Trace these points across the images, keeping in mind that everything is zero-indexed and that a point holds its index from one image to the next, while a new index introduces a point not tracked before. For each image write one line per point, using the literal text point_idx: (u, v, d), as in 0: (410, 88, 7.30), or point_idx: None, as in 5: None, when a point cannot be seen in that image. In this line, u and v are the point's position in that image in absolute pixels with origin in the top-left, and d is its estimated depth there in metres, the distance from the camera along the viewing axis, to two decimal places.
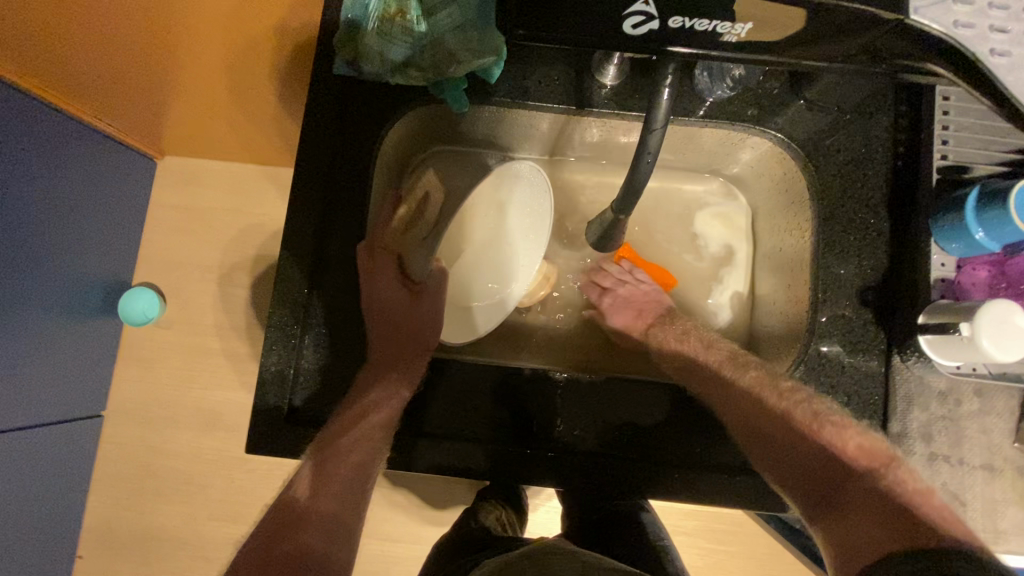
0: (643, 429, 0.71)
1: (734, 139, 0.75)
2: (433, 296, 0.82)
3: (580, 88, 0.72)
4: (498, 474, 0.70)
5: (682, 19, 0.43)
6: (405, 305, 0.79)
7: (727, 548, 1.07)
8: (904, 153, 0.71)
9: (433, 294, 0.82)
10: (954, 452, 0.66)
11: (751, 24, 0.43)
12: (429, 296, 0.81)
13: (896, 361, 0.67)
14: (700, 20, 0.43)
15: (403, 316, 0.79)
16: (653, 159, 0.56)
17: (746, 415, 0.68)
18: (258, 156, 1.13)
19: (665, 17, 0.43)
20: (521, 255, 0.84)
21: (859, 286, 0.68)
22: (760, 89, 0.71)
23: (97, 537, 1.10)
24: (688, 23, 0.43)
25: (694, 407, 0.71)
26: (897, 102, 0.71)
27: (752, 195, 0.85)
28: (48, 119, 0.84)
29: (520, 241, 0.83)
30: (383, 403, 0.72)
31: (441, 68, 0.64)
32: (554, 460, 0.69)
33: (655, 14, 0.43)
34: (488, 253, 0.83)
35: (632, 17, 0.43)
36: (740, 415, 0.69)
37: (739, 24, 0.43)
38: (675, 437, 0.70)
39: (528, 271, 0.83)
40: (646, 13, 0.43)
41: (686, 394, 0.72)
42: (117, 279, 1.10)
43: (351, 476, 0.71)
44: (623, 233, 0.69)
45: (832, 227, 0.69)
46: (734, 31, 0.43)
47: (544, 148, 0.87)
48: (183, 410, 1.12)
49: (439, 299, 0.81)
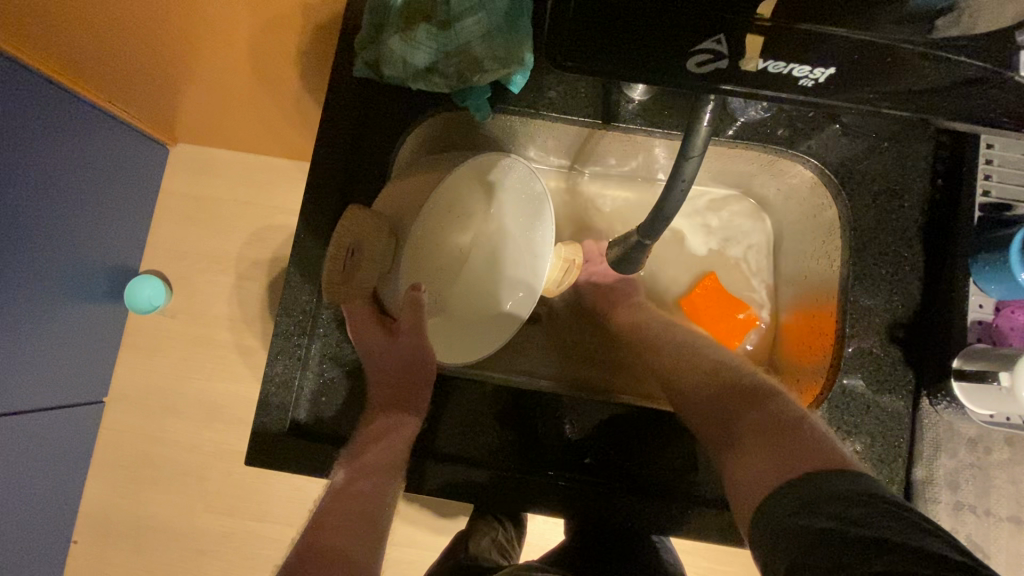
0: (642, 455, 0.72)
1: (764, 160, 0.72)
2: (412, 330, 0.67)
3: (608, 101, 0.70)
4: (501, 496, 0.70)
5: (755, 61, 0.39)
6: (382, 347, 0.68)
7: (727, 570, 1.05)
8: (943, 185, 0.68)
9: (414, 330, 0.67)
10: (981, 502, 0.63)
11: (832, 69, 0.39)
12: (407, 332, 0.68)
13: (925, 404, 0.64)
14: (775, 62, 0.39)
15: (383, 357, 0.69)
16: (686, 186, 0.53)
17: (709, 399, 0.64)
18: (271, 148, 1.11)
19: (735, 58, 0.39)
20: (522, 248, 0.78)
21: (888, 322, 0.66)
22: (795, 110, 0.68)
23: (93, 523, 1.09)
24: (760, 65, 0.40)
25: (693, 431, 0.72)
26: (938, 131, 0.68)
27: (778, 219, 0.82)
28: (63, 103, 0.83)
29: (522, 238, 0.78)
30: (401, 424, 0.69)
31: (467, 77, 0.61)
32: (560, 486, 0.70)
33: (724, 53, 0.39)
34: (489, 263, 0.79)
35: (698, 55, 0.39)
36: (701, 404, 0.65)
37: (819, 67, 0.39)
38: (675, 467, 0.71)
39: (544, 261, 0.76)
40: (715, 51, 0.39)
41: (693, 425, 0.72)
42: (124, 266, 1.08)
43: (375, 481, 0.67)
44: (644, 256, 0.67)
45: (863, 259, 0.66)
46: (813, 75, 0.39)
47: (566, 158, 0.84)
48: (185, 401, 1.11)
49: (419, 329, 0.67)
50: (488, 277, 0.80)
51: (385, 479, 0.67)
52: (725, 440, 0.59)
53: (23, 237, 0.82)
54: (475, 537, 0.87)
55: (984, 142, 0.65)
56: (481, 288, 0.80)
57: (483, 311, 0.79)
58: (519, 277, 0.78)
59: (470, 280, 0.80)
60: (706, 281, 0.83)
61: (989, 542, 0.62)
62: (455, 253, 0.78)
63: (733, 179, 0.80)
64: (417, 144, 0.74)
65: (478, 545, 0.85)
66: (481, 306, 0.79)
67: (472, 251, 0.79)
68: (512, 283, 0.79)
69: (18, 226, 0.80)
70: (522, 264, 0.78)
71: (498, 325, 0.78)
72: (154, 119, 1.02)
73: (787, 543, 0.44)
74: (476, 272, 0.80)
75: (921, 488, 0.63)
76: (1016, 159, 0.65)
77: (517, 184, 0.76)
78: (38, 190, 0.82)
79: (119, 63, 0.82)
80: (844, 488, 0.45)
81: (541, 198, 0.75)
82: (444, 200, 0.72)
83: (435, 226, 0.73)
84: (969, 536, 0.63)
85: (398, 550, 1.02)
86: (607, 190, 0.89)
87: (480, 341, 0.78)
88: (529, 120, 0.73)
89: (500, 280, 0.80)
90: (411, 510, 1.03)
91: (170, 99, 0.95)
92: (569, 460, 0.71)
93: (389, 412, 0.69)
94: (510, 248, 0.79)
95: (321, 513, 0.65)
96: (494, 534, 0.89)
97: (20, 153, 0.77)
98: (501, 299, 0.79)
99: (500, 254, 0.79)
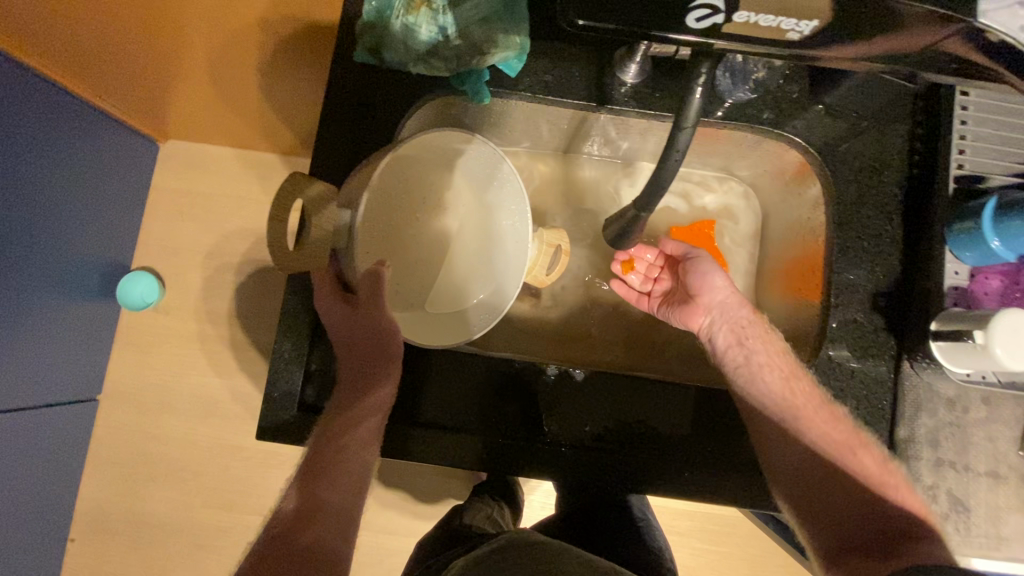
0: (637, 421, 0.75)
1: (751, 141, 0.75)
2: (372, 303, 0.68)
3: (601, 84, 0.72)
4: (497, 461, 0.72)
5: (747, 15, 0.42)
6: (345, 321, 0.68)
7: (718, 548, 1.09)
8: (920, 162, 0.71)
9: (373, 302, 0.68)
10: (960, 459, 0.67)
11: (817, 21, 0.42)
12: (368, 305, 0.68)
13: (906, 367, 0.68)
14: (765, 15, 0.42)
15: (346, 330, 0.69)
16: (680, 157, 0.56)
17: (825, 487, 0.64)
18: (261, 142, 1.11)
19: (730, 12, 0.42)
20: (503, 248, 0.80)
21: (871, 291, 0.69)
22: (780, 92, 0.71)
23: (90, 520, 1.09)
24: (752, 18, 0.42)
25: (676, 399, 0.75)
26: (915, 111, 0.72)
27: (766, 200, 0.86)
28: (54, 99, 0.83)
29: (496, 230, 0.80)
30: (374, 413, 0.68)
31: (465, 61, 0.65)
32: (558, 452, 0.72)
33: (721, 7, 0.42)
34: (470, 249, 0.82)
35: (696, 10, 0.42)
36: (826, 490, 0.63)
37: (803, 21, 0.42)
38: (665, 435, 0.74)
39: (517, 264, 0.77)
40: (712, 7, 0.42)
41: (678, 390, 0.76)
42: (117, 262, 1.09)
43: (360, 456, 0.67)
44: (641, 231, 0.69)
45: (846, 232, 0.70)
46: (798, 28, 0.43)
47: (559, 144, 0.88)
48: (181, 396, 1.11)
49: (379, 303, 0.68)
50: (470, 264, 0.81)
51: (361, 455, 0.67)
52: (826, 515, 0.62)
53: (11, 229, 0.81)
54: (469, 512, 0.90)
55: (958, 117, 0.68)
56: (462, 278, 0.81)
57: (461, 303, 0.80)
58: (497, 267, 0.80)
59: (455, 270, 0.82)
60: (702, 226, 0.86)
61: (969, 497, 0.66)
62: (434, 238, 0.80)
63: (721, 161, 0.84)
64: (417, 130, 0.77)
65: (471, 517, 0.88)
66: (459, 297, 0.81)
67: (457, 241, 0.82)
68: (489, 273, 0.80)
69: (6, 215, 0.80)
70: (501, 255, 0.80)
71: (464, 324, 0.77)
72: (142, 115, 1.02)
73: None
74: (455, 263, 0.82)
75: (904, 447, 0.66)
76: (989, 134, 0.68)
77: (490, 184, 0.79)
78: (26, 180, 0.82)
79: (109, 58, 0.83)
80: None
81: (510, 199, 0.78)
82: (413, 186, 0.76)
83: (405, 207, 0.76)
84: (950, 491, 0.66)
85: (397, 538, 1.05)
86: (597, 176, 0.91)
87: (450, 332, 0.76)
88: (525, 105, 0.75)
89: (471, 275, 0.81)
90: (409, 500, 1.05)
91: (160, 94, 0.95)
92: (564, 424, 0.74)
93: (358, 387, 0.68)
94: (485, 238, 0.81)
95: (284, 525, 0.61)
96: (488, 511, 0.91)
97: (8, 141, 0.77)
98: (472, 294, 0.80)
99: (483, 242, 0.81)
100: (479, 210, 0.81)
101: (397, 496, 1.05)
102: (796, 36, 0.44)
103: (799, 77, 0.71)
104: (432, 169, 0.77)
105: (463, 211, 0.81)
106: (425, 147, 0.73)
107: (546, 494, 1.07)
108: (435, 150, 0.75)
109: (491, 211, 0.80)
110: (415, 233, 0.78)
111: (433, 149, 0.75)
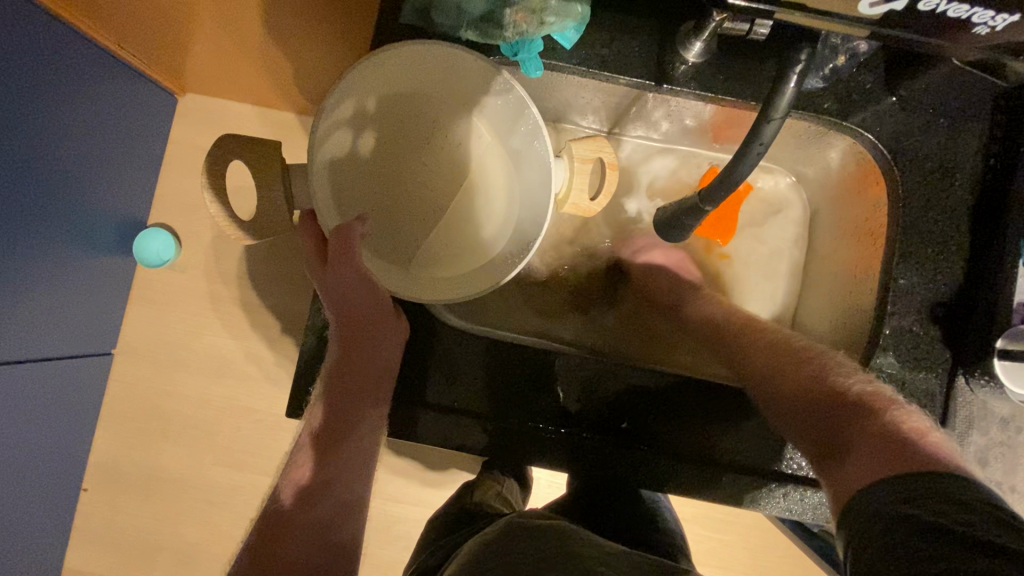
0: (653, 419, 0.72)
1: (818, 133, 0.71)
2: (340, 262, 0.65)
3: (661, 61, 0.67)
4: (505, 448, 0.71)
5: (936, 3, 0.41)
6: (333, 297, 0.67)
7: (722, 535, 1.09)
8: (996, 165, 0.67)
9: (337, 256, 0.65)
10: (1007, 480, 0.65)
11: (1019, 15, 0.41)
12: (333, 265, 0.65)
13: (960, 382, 0.65)
14: (959, 6, 0.41)
15: (340, 305, 0.67)
16: (762, 150, 0.53)
17: (792, 384, 0.64)
18: (282, 103, 1.06)
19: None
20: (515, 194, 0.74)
21: (929, 301, 0.66)
22: (852, 82, 0.67)
23: (102, 471, 1.09)
24: (942, 6, 0.41)
25: (702, 400, 0.72)
26: (994, 110, 0.67)
27: (819, 196, 0.82)
28: (60, 37, 0.79)
29: (507, 173, 0.75)
30: (371, 423, 0.68)
31: (521, 28, 0.61)
32: (565, 441, 0.71)
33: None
34: (479, 194, 0.77)
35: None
36: (787, 384, 0.64)
37: (1004, 15, 0.41)
38: (683, 434, 0.72)
39: (540, 203, 0.70)
40: None
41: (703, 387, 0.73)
42: (132, 216, 1.05)
43: (359, 455, 0.68)
44: (697, 223, 0.66)
45: (910, 238, 0.66)
46: (994, 23, 0.42)
47: (602, 123, 0.83)
48: (196, 355, 1.10)
49: (347, 260, 0.65)
50: (479, 210, 0.77)
51: (366, 439, 0.69)
52: (828, 437, 0.58)
53: (24, 175, 0.78)
54: (479, 490, 0.89)
55: None
56: (493, 222, 0.76)
57: (492, 249, 0.75)
58: (524, 204, 0.73)
59: (483, 215, 0.77)
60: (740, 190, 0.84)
61: None
62: (441, 185, 0.77)
63: (774, 151, 0.80)
64: (425, 80, 0.70)
65: (482, 496, 0.88)
66: (490, 241, 0.75)
67: (478, 183, 0.77)
68: (514, 212, 0.74)
69: (19, 160, 0.77)
70: (528, 189, 0.72)
71: (487, 276, 0.71)
72: (161, 63, 0.97)
73: (883, 527, 0.46)
74: (464, 209, 0.77)
75: None
76: None
77: (509, 117, 0.70)
78: (38, 125, 0.78)
79: None
80: (953, 485, 0.46)
81: (530, 130, 0.67)
82: (408, 130, 0.74)
83: (401, 155, 0.75)
84: None
85: (405, 507, 1.05)
86: (639, 157, 0.88)
87: (480, 281, 0.70)
88: (575, 79, 0.70)
89: (487, 221, 0.76)
90: (418, 469, 1.06)
91: (182, 43, 0.90)
92: (580, 415, 0.72)
93: (353, 401, 0.67)
94: (505, 174, 0.75)
95: (288, 506, 0.64)
96: (498, 488, 0.91)
97: (18, 83, 0.73)
98: (487, 243, 0.75)
99: (507, 183, 0.75)
100: (498, 140, 0.74)
101: (408, 466, 1.05)
102: (985, 31, 0.44)
103: (873, 65, 0.66)
104: (433, 97, 0.73)
105: (481, 144, 0.75)
106: (406, 72, 0.68)
107: (555, 474, 1.07)
108: (427, 70, 0.68)
109: (510, 141, 0.72)
110: (416, 180, 0.77)
111: (422, 65, 0.67)
